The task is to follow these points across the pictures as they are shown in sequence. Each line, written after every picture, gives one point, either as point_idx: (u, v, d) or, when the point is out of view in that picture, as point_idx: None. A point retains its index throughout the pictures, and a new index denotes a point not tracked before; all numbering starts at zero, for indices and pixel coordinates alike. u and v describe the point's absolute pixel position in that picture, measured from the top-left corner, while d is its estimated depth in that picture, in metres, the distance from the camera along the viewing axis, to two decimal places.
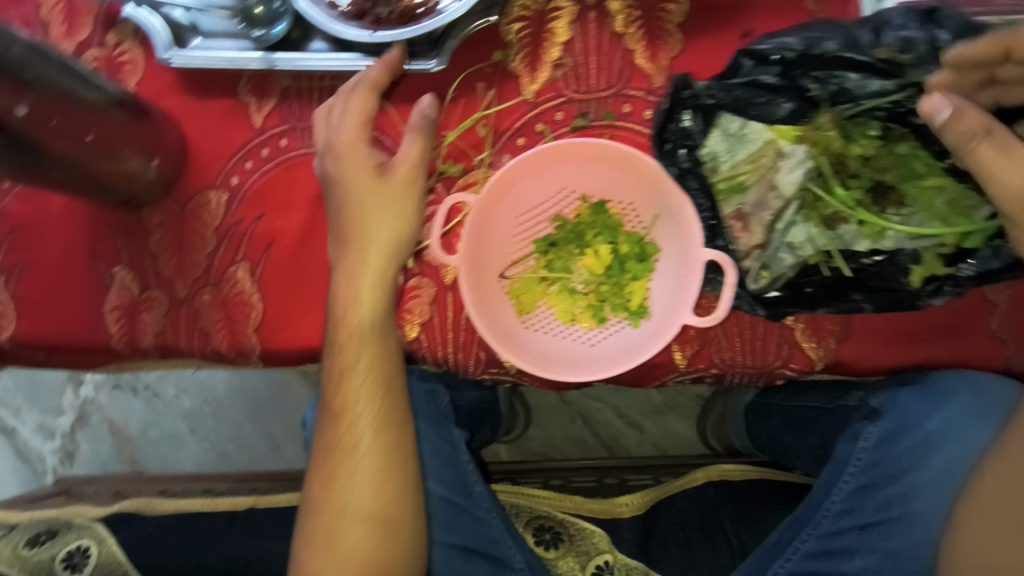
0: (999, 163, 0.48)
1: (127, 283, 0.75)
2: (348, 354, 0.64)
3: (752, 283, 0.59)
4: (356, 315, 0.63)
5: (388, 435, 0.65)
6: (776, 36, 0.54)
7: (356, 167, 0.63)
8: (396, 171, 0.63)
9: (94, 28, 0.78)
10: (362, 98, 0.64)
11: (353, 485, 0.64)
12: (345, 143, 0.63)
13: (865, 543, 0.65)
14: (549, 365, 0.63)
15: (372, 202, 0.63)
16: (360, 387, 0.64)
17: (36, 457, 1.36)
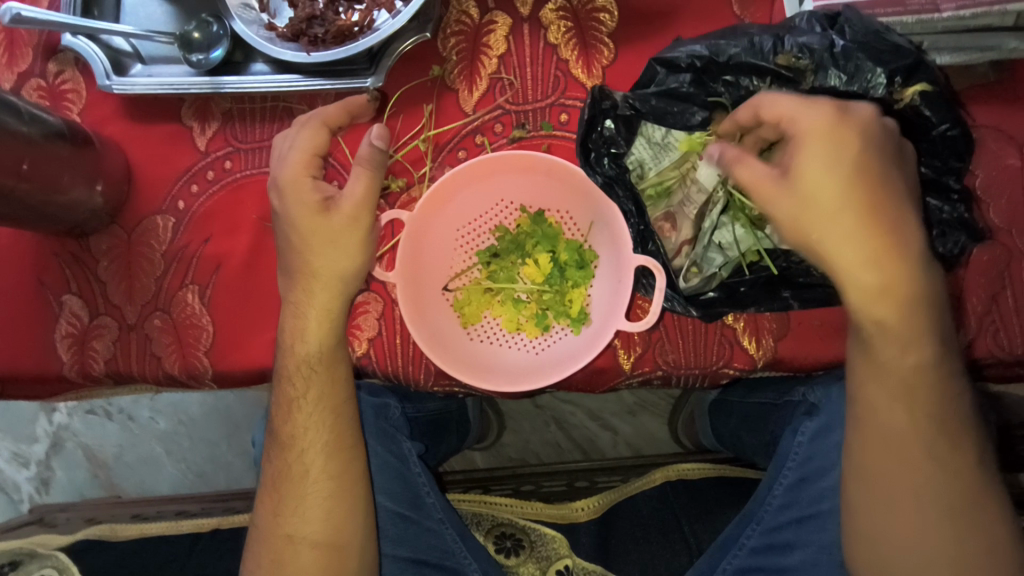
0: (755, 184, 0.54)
1: (77, 310, 0.75)
2: (297, 384, 0.65)
3: (684, 282, 0.62)
4: (304, 349, 0.63)
5: (337, 462, 0.66)
6: (686, 45, 0.57)
7: (300, 205, 0.61)
8: (340, 210, 0.61)
9: (34, 58, 0.78)
10: (310, 135, 0.63)
11: (302, 511, 0.65)
12: (290, 179, 0.62)
13: (803, 537, 0.67)
14: (488, 376, 0.64)
15: (316, 240, 0.62)
16: (310, 415, 0.65)
17: (12, 486, 1.36)
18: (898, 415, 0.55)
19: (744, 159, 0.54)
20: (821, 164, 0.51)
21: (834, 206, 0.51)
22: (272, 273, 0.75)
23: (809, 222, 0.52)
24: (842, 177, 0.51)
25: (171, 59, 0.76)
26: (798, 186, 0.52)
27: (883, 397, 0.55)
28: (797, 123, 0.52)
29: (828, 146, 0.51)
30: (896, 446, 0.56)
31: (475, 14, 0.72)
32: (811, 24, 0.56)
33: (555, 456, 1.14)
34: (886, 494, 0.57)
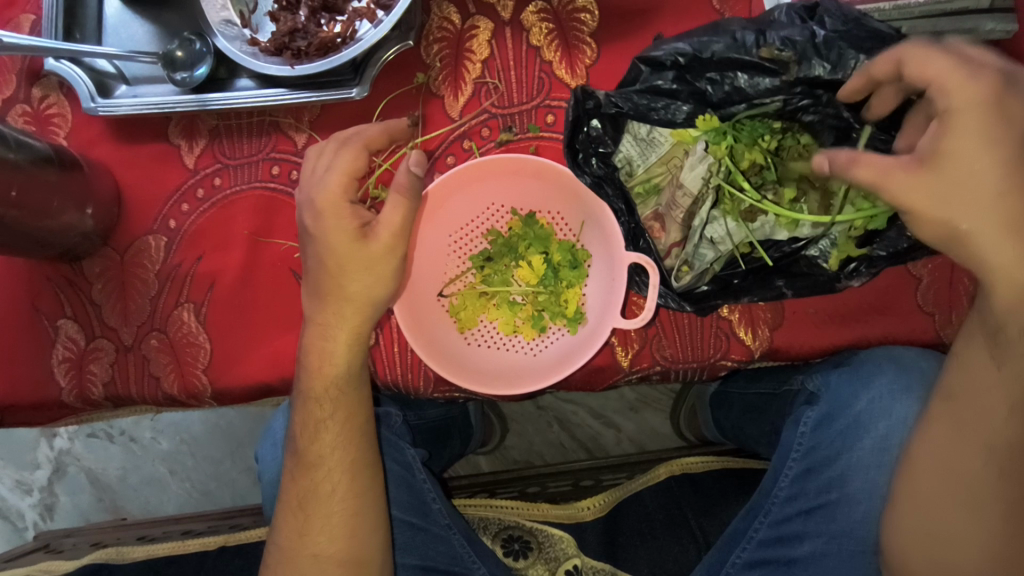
0: (876, 176, 0.52)
1: (73, 335, 0.75)
2: (325, 407, 0.64)
3: (677, 281, 0.61)
4: (332, 369, 0.63)
5: (360, 481, 0.66)
6: (668, 42, 0.57)
7: (338, 231, 0.59)
8: (378, 238, 0.59)
9: (18, 84, 0.78)
10: (352, 156, 0.59)
11: (327, 531, 0.65)
12: (328, 202, 0.59)
13: (811, 527, 0.67)
14: (487, 379, 0.65)
15: (350, 266, 0.60)
16: (337, 435, 0.65)
17: (16, 514, 1.35)
18: (994, 403, 0.55)
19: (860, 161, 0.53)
20: (972, 152, 0.49)
21: (977, 194, 0.49)
22: (266, 287, 0.74)
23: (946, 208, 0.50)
24: (991, 161, 0.49)
25: (156, 78, 0.76)
26: (941, 169, 0.50)
27: (990, 382, 0.55)
28: (953, 96, 0.49)
29: (980, 130, 0.49)
30: (978, 433, 0.56)
31: (457, 20, 0.72)
32: (790, 16, 0.56)
33: (559, 456, 1.14)
34: (951, 478, 0.57)
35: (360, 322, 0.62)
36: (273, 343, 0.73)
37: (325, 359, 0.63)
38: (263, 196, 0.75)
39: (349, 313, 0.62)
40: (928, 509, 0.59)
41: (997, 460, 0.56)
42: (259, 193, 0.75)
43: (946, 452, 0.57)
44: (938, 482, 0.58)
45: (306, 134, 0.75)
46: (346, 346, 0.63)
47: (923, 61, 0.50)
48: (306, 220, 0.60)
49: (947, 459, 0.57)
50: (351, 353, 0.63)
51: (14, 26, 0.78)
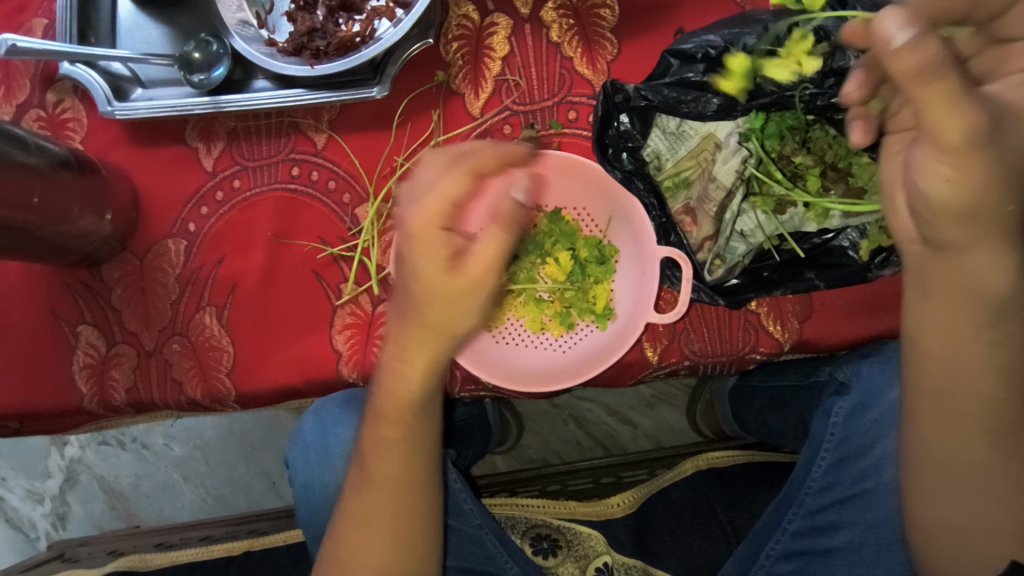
0: (945, 106, 0.39)
1: (94, 341, 0.74)
2: (397, 425, 0.60)
3: (709, 274, 0.61)
4: (406, 389, 0.57)
5: (408, 502, 0.62)
6: (699, 34, 0.57)
7: (428, 259, 0.49)
8: (471, 272, 0.50)
9: (33, 89, 0.77)
10: (457, 178, 0.49)
11: (372, 548, 0.61)
12: (424, 226, 0.49)
13: (847, 516, 0.67)
14: (525, 380, 0.64)
15: (438, 301, 0.51)
16: (400, 454, 0.61)
17: (29, 524, 1.34)
18: (987, 389, 0.54)
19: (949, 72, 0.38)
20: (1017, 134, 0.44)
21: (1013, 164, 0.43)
22: (288, 289, 0.74)
23: (1006, 172, 0.43)
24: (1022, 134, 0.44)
25: (170, 81, 0.75)
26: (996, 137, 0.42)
27: (978, 369, 0.53)
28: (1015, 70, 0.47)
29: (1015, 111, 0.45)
30: (972, 423, 0.55)
31: (476, 17, 0.72)
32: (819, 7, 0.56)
33: (576, 453, 1.14)
34: (963, 473, 0.56)
35: (438, 351, 0.55)
36: (296, 346, 0.72)
37: (398, 381, 0.57)
38: (283, 197, 0.74)
39: (426, 341, 0.54)
40: (944, 499, 0.58)
41: (991, 441, 0.55)
42: (279, 195, 0.74)
43: (949, 444, 0.56)
44: (964, 476, 0.57)
45: (326, 134, 0.74)
46: (419, 370, 0.56)
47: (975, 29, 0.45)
48: (403, 244, 0.50)
49: (951, 453, 0.56)
50: (425, 377, 0.57)
51: (27, 31, 0.78)
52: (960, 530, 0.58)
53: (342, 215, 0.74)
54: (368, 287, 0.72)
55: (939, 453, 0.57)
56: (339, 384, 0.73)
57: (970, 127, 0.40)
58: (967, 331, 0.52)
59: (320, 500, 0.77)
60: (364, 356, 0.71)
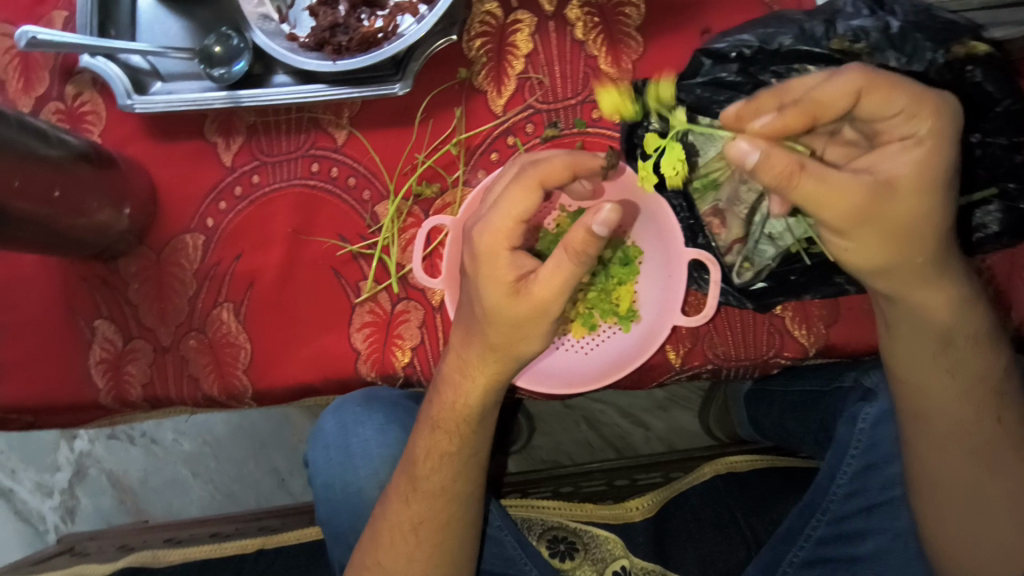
0: (820, 194, 0.46)
1: (110, 335, 0.74)
2: (452, 439, 0.60)
3: (737, 276, 0.62)
4: (466, 404, 0.59)
5: (449, 512, 0.61)
6: (732, 35, 0.57)
7: (491, 281, 0.52)
8: (532, 296, 0.51)
9: (51, 81, 0.77)
10: (523, 198, 0.50)
11: (410, 553, 0.61)
12: (492, 246, 0.51)
13: (875, 524, 0.67)
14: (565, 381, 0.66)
15: (498, 319, 0.53)
16: (452, 467, 0.61)
17: (37, 517, 1.34)
18: (959, 407, 0.58)
19: (806, 169, 0.45)
20: (912, 197, 0.48)
21: (909, 224, 0.49)
22: (306, 286, 0.73)
23: (903, 233, 0.49)
24: (924, 190, 0.48)
25: (190, 75, 0.75)
26: (881, 208, 0.48)
27: (948, 390, 0.58)
28: (916, 124, 0.48)
29: (924, 172, 0.48)
30: (955, 440, 0.58)
31: (499, 14, 0.71)
32: (858, 7, 0.55)
33: (587, 455, 1.13)
34: (957, 488, 0.59)
35: (498, 370, 0.57)
36: (313, 344, 0.72)
37: (457, 392, 0.59)
38: (303, 193, 0.74)
39: (490, 360, 0.56)
40: (943, 517, 0.60)
41: (971, 456, 0.58)
42: (298, 191, 0.74)
43: (934, 461, 0.59)
44: (954, 493, 0.59)
45: (346, 131, 0.74)
46: (480, 386, 0.58)
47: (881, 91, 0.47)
48: (472, 260, 0.53)
49: (940, 469, 0.59)
50: (483, 394, 0.58)
51: (47, 23, 0.77)
52: (965, 548, 0.59)
53: (361, 212, 0.73)
54: (387, 286, 0.72)
55: (932, 470, 0.60)
56: (357, 382, 0.73)
57: (851, 207, 0.47)
58: (926, 361, 0.57)
59: (336, 497, 0.77)
60: (383, 354, 0.71)
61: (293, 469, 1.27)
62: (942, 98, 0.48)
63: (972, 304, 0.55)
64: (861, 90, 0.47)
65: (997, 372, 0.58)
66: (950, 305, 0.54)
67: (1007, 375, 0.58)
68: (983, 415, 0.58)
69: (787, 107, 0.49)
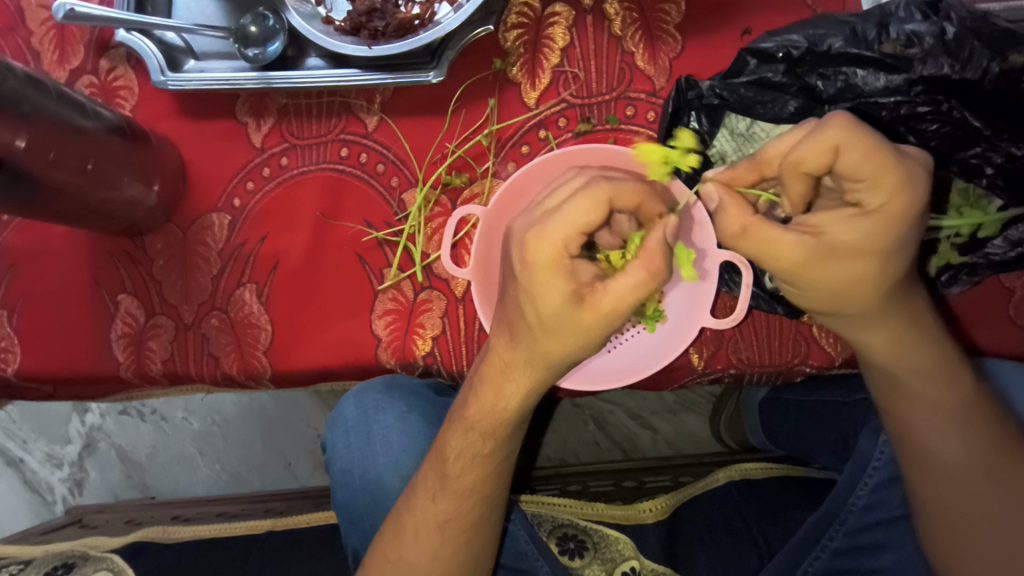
0: (764, 253, 0.49)
1: (133, 310, 0.74)
2: (482, 440, 0.59)
3: (768, 281, 0.62)
4: (503, 407, 0.57)
5: (475, 512, 0.61)
6: (780, 34, 0.57)
7: (548, 291, 0.49)
8: (597, 305, 0.49)
9: (86, 55, 0.77)
10: (588, 207, 0.48)
11: (434, 550, 0.61)
12: (547, 253, 0.48)
13: (894, 537, 0.66)
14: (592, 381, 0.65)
15: (556, 328, 0.51)
16: (484, 467, 0.60)
17: (46, 487, 1.35)
18: (929, 436, 0.57)
19: (748, 232, 0.48)
20: (860, 257, 0.47)
21: (855, 280, 0.48)
22: (330, 271, 0.73)
23: (847, 289, 0.49)
24: (878, 247, 0.47)
25: (224, 54, 0.74)
26: (821, 269, 0.48)
27: (914, 420, 0.58)
28: (878, 195, 0.45)
29: (881, 229, 0.46)
30: (930, 465, 0.58)
31: (537, 6, 0.71)
32: (910, 11, 0.54)
33: (594, 455, 1.13)
34: (948, 512, 0.57)
35: (544, 374, 0.55)
36: (336, 328, 0.72)
37: (496, 395, 0.57)
38: (331, 177, 0.74)
39: (532, 359, 0.54)
40: (933, 544, 0.59)
41: (950, 483, 0.57)
42: (326, 174, 0.74)
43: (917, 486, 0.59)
44: (940, 521, 0.58)
45: (377, 117, 0.74)
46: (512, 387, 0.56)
47: (857, 159, 0.44)
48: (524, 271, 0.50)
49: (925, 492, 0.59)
50: (523, 397, 0.57)
51: None
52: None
53: (389, 199, 0.73)
54: (411, 274, 0.72)
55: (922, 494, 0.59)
56: (376, 369, 0.73)
57: (796, 258, 0.48)
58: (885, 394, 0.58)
59: (350, 482, 0.77)
60: (403, 342, 0.71)
61: (300, 453, 1.27)
62: (906, 168, 0.45)
63: (931, 341, 0.55)
64: (839, 147, 0.44)
65: (960, 402, 0.57)
66: (896, 346, 0.54)
67: (971, 404, 0.57)
68: (956, 444, 0.57)
69: (782, 173, 0.48)
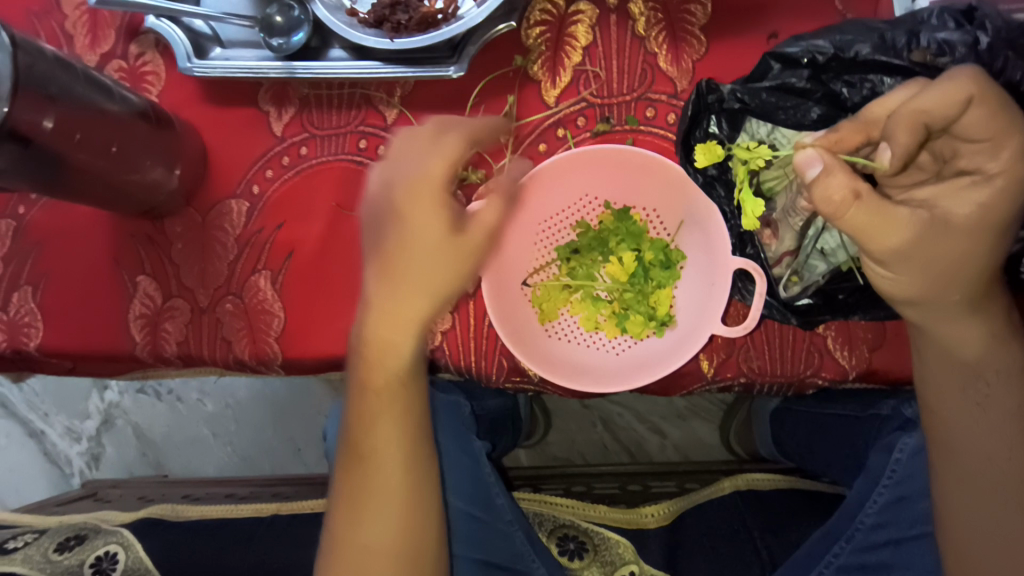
0: (871, 224, 0.43)
1: (151, 292, 0.75)
2: (384, 396, 0.59)
3: (783, 290, 0.60)
4: (390, 356, 0.55)
5: (397, 477, 0.61)
6: (805, 39, 0.55)
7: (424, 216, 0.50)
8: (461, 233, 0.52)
9: (117, 40, 0.78)
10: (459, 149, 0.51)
11: (359, 521, 0.61)
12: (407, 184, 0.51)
13: (902, 558, 0.64)
14: (598, 380, 0.63)
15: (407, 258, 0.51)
16: (394, 427, 0.60)
17: (64, 460, 1.39)
18: (988, 445, 0.55)
19: (862, 200, 0.42)
20: (963, 236, 0.46)
21: (952, 261, 0.46)
22: (344, 261, 0.74)
23: (940, 273, 0.47)
24: (975, 225, 0.45)
25: (249, 43, 0.75)
26: (927, 246, 0.45)
27: (980, 426, 0.55)
28: (999, 162, 0.44)
29: (992, 208, 0.45)
30: (977, 475, 0.56)
31: (561, 3, 0.70)
32: (943, 19, 0.52)
33: (601, 457, 1.12)
34: (981, 526, 0.56)
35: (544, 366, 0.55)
36: (347, 319, 0.72)
37: (381, 347, 0.54)
38: (349, 169, 0.74)
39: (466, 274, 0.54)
40: (961, 563, 0.57)
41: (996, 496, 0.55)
42: (344, 166, 0.75)
43: (958, 500, 0.57)
44: (974, 538, 0.56)
45: (397, 110, 0.74)
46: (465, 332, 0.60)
47: (985, 112, 0.42)
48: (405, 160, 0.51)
49: (971, 506, 0.56)
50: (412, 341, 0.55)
51: None
52: None
53: None
54: None
55: (961, 508, 0.57)
56: None
57: (906, 235, 0.44)
58: (950, 398, 0.55)
59: None
60: None
61: (310, 439, 1.29)
62: None
63: (1005, 341, 0.53)
64: (971, 99, 0.42)
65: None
66: (979, 340, 0.52)
67: None
68: (1014, 454, 0.55)
69: (892, 124, 0.44)
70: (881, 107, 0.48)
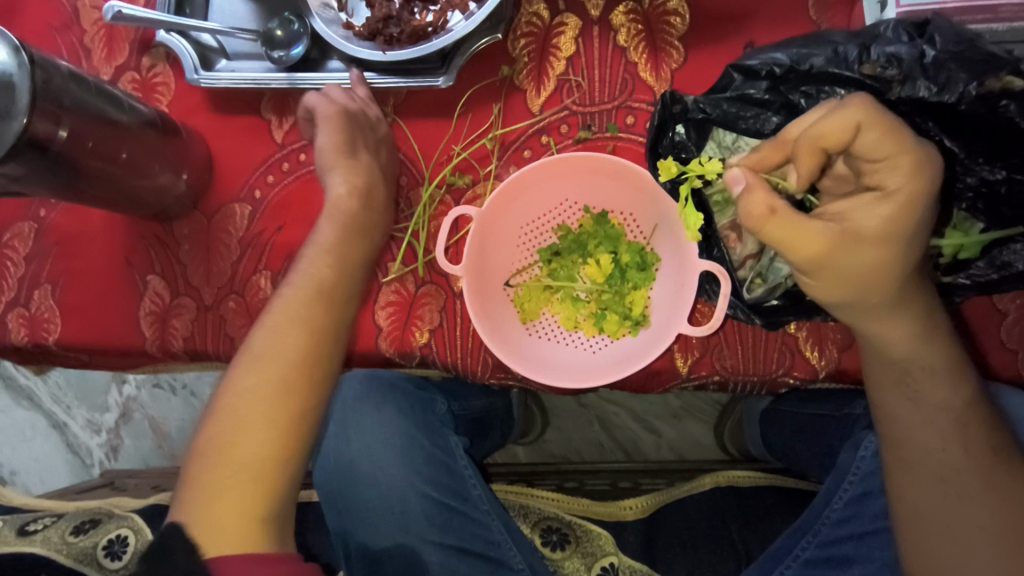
0: (786, 240, 0.47)
1: (160, 290, 0.80)
2: (308, 300, 0.63)
3: (747, 292, 0.62)
4: (326, 268, 0.65)
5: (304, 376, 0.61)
6: (765, 53, 0.58)
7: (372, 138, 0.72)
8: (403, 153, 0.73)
9: (130, 53, 0.83)
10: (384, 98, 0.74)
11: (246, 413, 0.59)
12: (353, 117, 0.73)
13: (864, 552, 0.66)
14: (576, 376, 0.66)
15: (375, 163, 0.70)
16: (303, 331, 0.62)
17: (85, 451, 1.46)
18: (945, 441, 0.57)
19: (776, 216, 0.46)
20: (873, 245, 0.48)
21: (869, 267, 0.48)
22: None
23: (861, 278, 0.49)
24: (883, 237, 0.47)
25: (253, 55, 0.79)
26: (837, 256, 0.48)
27: (937, 423, 0.57)
28: (899, 178, 0.46)
29: (897, 219, 0.47)
30: (937, 471, 0.57)
31: (546, 16, 0.73)
32: (898, 32, 0.54)
33: (596, 455, 1.15)
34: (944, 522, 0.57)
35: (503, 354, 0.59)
36: None
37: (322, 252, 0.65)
38: None
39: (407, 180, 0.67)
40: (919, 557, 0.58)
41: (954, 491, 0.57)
42: None
43: (917, 494, 0.58)
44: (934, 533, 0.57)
45: (390, 118, 0.77)
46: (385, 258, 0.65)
47: (880, 132, 0.45)
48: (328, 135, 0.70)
49: (930, 500, 0.57)
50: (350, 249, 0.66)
51: None
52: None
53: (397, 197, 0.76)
54: (414, 269, 0.73)
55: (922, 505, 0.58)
56: None
57: (823, 245, 0.47)
58: (906, 395, 0.57)
59: (335, 469, 0.80)
60: (402, 332, 0.71)
61: None
62: (925, 151, 0.46)
63: (934, 340, 0.55)
64: (860, 124, 0.45)
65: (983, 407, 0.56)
66: (907, 339, 0.54)
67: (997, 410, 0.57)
68: (972, 451, 0.56)
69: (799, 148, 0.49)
70: (794, 128, 0.51)
